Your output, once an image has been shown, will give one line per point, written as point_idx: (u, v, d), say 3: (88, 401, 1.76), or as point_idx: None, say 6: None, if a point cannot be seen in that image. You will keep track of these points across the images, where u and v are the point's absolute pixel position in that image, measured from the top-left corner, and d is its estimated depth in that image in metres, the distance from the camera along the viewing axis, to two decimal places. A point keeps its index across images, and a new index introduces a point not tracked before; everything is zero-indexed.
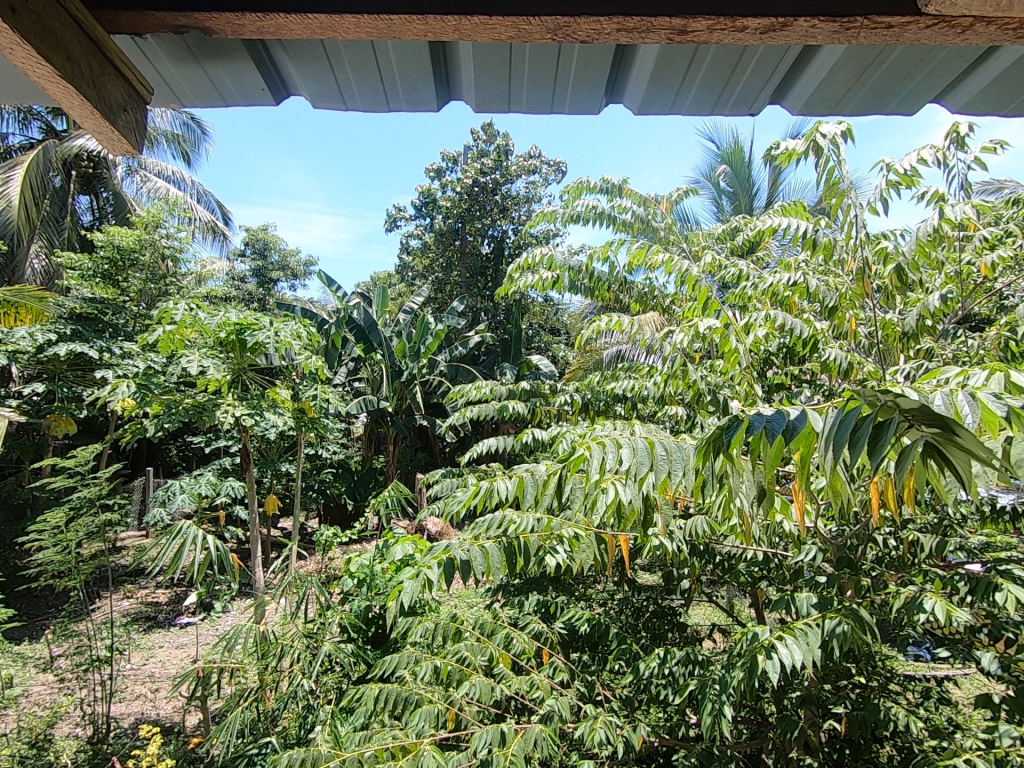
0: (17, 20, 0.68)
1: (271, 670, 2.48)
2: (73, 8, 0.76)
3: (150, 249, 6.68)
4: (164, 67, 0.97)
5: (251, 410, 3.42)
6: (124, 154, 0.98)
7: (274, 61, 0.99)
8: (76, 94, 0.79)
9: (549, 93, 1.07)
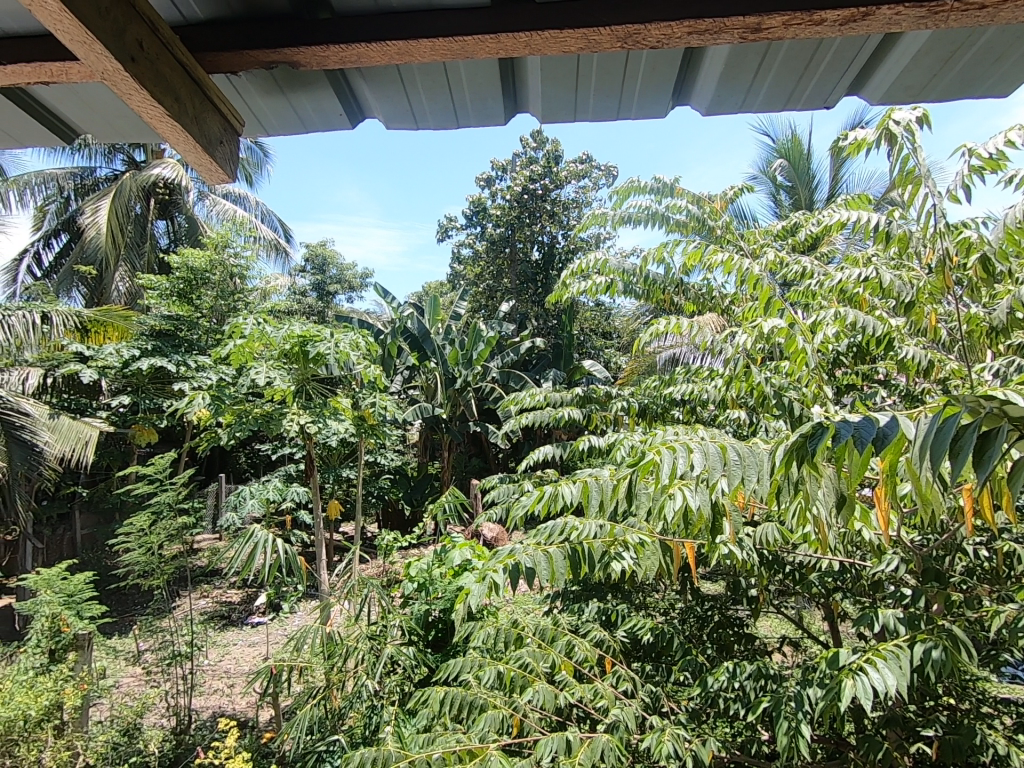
0: (135, 67, 0.74)
1: (338, 670, 2.56)
2: (182, 54, 0.83)
3: (219, 269, 7.10)
4: (253, 98, 1.04)
5: (314, 419, 3.57)
6: (221, 186, 1.06)
7: (352, 87, 1.05)
8: (182, 133, 0.86)
9: (616, 99, 1.07)
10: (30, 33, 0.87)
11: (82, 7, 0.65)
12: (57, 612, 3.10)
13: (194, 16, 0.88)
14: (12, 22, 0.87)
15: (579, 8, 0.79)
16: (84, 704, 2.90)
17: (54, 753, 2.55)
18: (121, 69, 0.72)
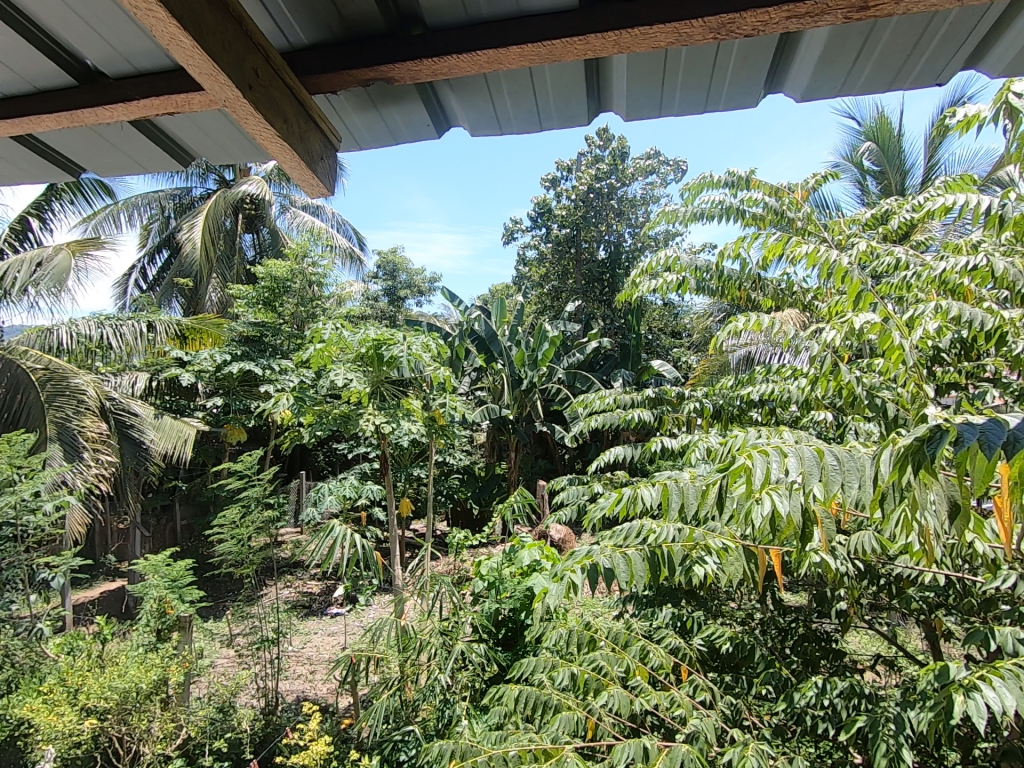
0: (251, 94, 0.80)
1: (412, 663, 2.64)
2: (289, 78, 0.89)
3: (300, 278, 7.53)
4: (348, 115, 1.11)
5: (388, 419, 3.70)
6: (320, 199, 1.12)
7: (440, 98, 1.09)
8: (290, 151, 0.92)
9: (703, 94, 1.05)
10: (159, 68, 0.95)
11: (211, 42, 0.71)
12: (163, 594, 3.40)
13: (299, 42, 0.95)
14: (143, 60, 0.95)
15: (671, 3, 0.79)
16: (186, 680, 3.16)
17: (162, 724, 2.81)
18: (241, 98, 0.78)
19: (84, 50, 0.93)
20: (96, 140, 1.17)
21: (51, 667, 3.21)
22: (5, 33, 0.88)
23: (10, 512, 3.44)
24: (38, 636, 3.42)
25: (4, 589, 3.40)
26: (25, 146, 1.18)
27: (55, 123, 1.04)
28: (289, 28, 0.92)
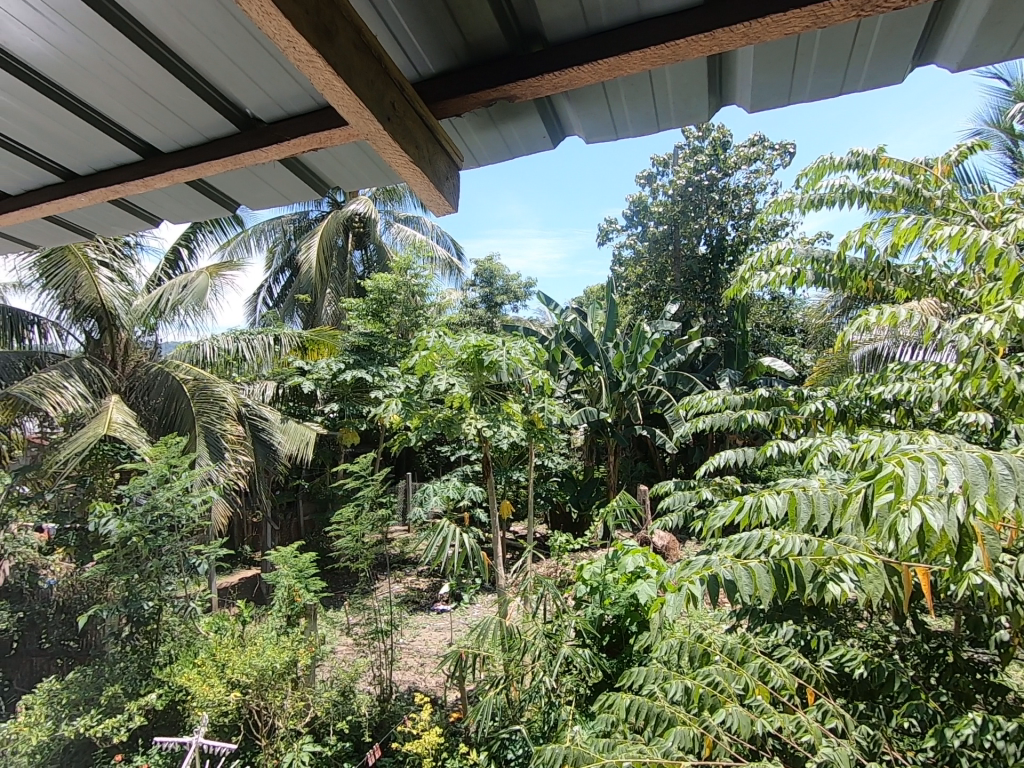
0: (389, 124, 0.86)
1: (517, 663, 2.68)
2: (420, 105, 0.95)
3: (404, 289, 7.95)
4: (469, 135, 1.16)
5: (489, 422, 3.79)
6: (445, 217, 1.19)
7: (556, 111, 1.11)
8: (421, 175, 0.97)
9: (840, 75, 0.98)
10: (305, 109, 1.05)
11: (357, 81, 0.77)
12: (291, 584, 3.73)
13: (427, 72, 1.01)
14: (293, 104, 1.04)
15: None
16: (313, 663, 3.44)
17: (293, 703, 3.10)
18: (381, 129, 0.84)
19: (244, 102, 1.04)
20: (250, 179, 1.31)
21: (202, 643, 3.64)
22: (184, 93, 1.01)
23: (168, 505, 3.95)
24: (191, 614, 3.95)
25: (164, 572, 3.91)
26: (195, 190, 1.35)
27: (220, 168, 1.18)
28: (417, 60, 0.98)
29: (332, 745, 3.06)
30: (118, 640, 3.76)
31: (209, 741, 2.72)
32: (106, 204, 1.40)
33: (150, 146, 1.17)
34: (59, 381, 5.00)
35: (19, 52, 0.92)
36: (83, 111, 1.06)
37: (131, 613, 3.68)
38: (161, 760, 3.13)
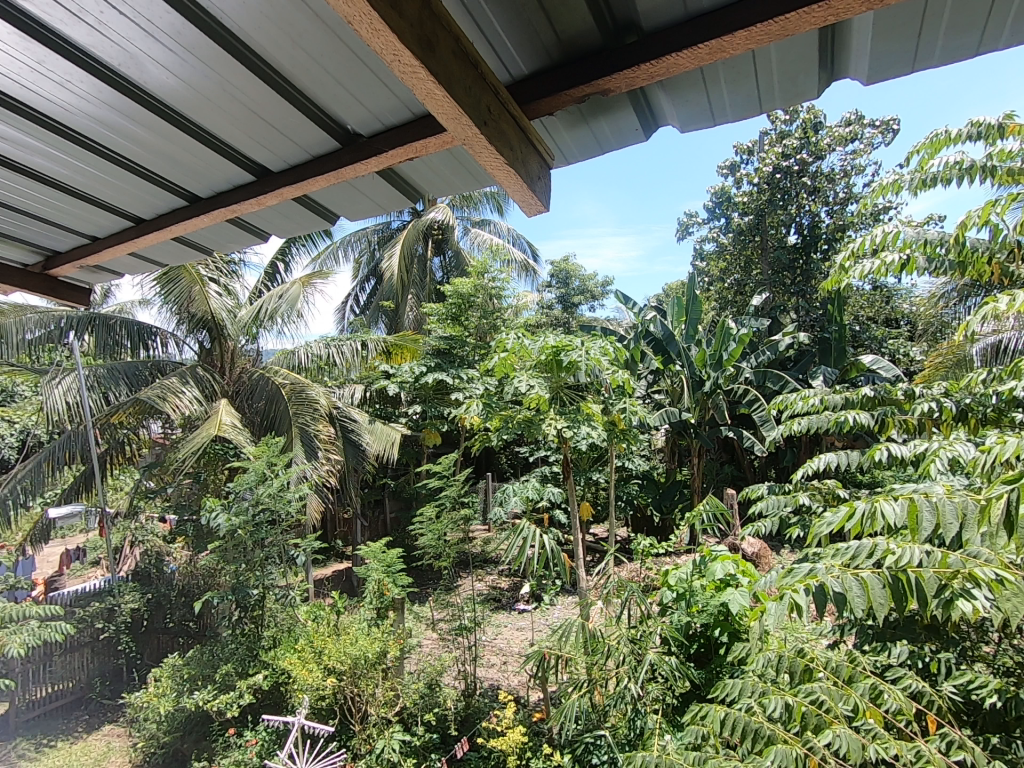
0: (485, 128, 0.87)
1: (601, 667, 2.63)
2: (513, 106, 0.96)
3: (482, 292, 8.09)
4: (559, 133, 1.16)
5: (569, 423, 3.75)
6: (535, 217, 1.19)
7: (650, 101, 1.09)
8: (515, 175, 0.99)
9: (975, 37, 0.89)
10: (403, 120, 1.09)
11: (456, 89, 0.79)
12: (381, 578, 3.90)
13: (520, 73, 1.02)
14: (391, 116, 1.09)
15: None
16: (401, 655, 3.57)
17: (383, 692, 3.24)
18: (478, 134, 0.86)
19: (347, 118, 1.10)
20: (350, 192, 1.39)
21: (301, 630, 3.89)
22: (294, 116, 1.09)
23: (269, 501, 4.26)
24: (291, 602, 4.24)
25: (267, 563, 4.22)
26: (301, 206, 1.45)
27: (325, 183, 1.25)
28: (510, 63, 1.00)
29: (420, 736, 3.16)
30: (229, 623, 4.10)
31: (310, 723, 2.90)
32: (225, 223, 1.53)
33: (263, 167, 1.27)
34: (178, 386, 5.54)
35: (156, 90, 1.02)
36: (208, 139, 1.17)
37: (240, 599, 4.04)
38: (268, 736, 3.38)
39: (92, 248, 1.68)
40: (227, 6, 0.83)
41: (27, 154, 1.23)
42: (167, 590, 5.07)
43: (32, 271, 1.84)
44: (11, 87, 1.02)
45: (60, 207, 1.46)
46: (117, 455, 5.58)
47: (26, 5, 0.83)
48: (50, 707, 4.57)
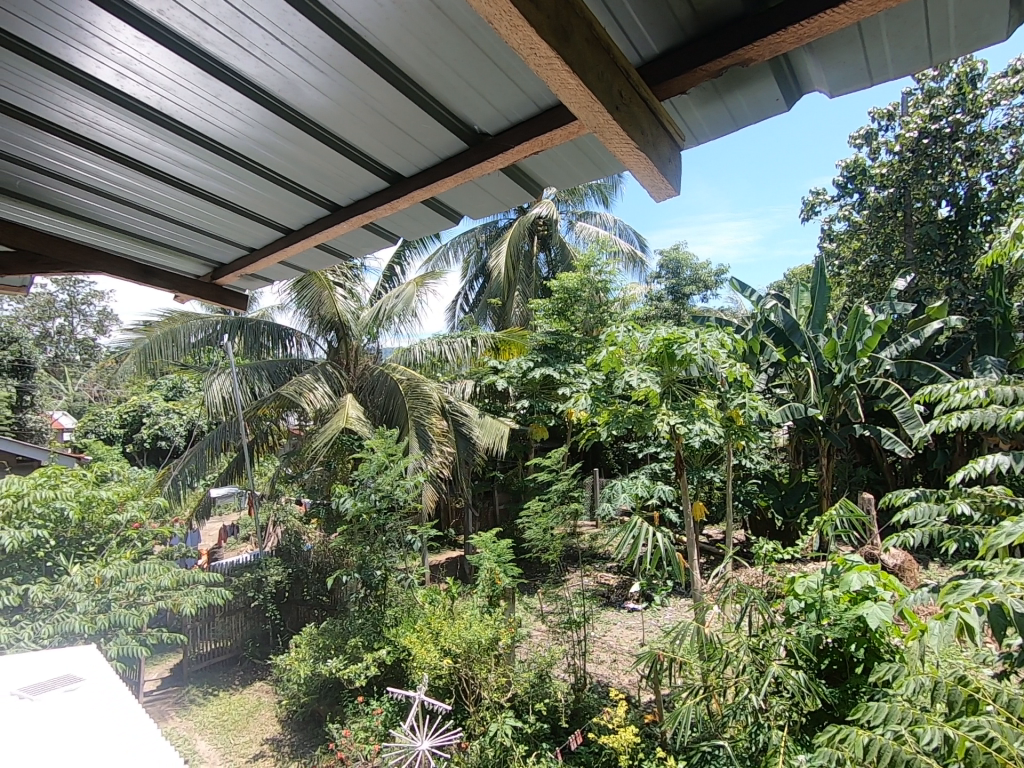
0: (616, 114, 0.85)
1: (719, 674, 2.51)
2: (645, 89, 0.93)
3: (588, 286, 8.01)
4: (691, 110, 1.11)
5: (683, 419, 3.53)
6: (664, 202, 1.15)
7: (795, 69, 1.01)
8: (646, 160, 0.96)
9: None
10: (529, 115, 1.10)
11: (589, 76, 0.78)
12: (492, 567, 4.02)
13: (650, 53, 0.99)
14: (516, 113, 1.10)
15: None
16: (513, 644, 3.64)
17: (496, 678, 3.35)
18: (609, 120, 0.84)
19: (474, 118, 1.13)
20: (475, 191, 1.43)
21: (419, 611, 4.12)
22: (425, 122, 1.14)
23: (388, 488, 4.56)
24: (410, 584, 4.50)
25: (388, 546, 4.57)
26: (429, 207, 1.52)
27: (453, 183, 1.30)
28: (642, 43, 0.97)
29: (532, 724, 3.20)
30: (357, 600, 4.48)
31: (429, 700, 3.10)
32: (360, 228, 1.65)
33: (396, 173, 1.35)
34: (312, 382, 6.12)
35: (308, 109, 1.13)
36: (349, 150, 1.26)
37: (365, 578, 4.43)
38: (391, 707, 3.65)
39: (250, 258, 1.89)
40: (371, 22, 0.89)
41: (203, 177, 1.42)
42: (305, 566, 5.63)
43: (202, 281, 2.11)
44: (192, 119, 1.18)
45: (224, 222, 1.67)
46: (263, 443, 6.25)
47: (208, 45, 0.95)
48: (213, 661, 5.27)
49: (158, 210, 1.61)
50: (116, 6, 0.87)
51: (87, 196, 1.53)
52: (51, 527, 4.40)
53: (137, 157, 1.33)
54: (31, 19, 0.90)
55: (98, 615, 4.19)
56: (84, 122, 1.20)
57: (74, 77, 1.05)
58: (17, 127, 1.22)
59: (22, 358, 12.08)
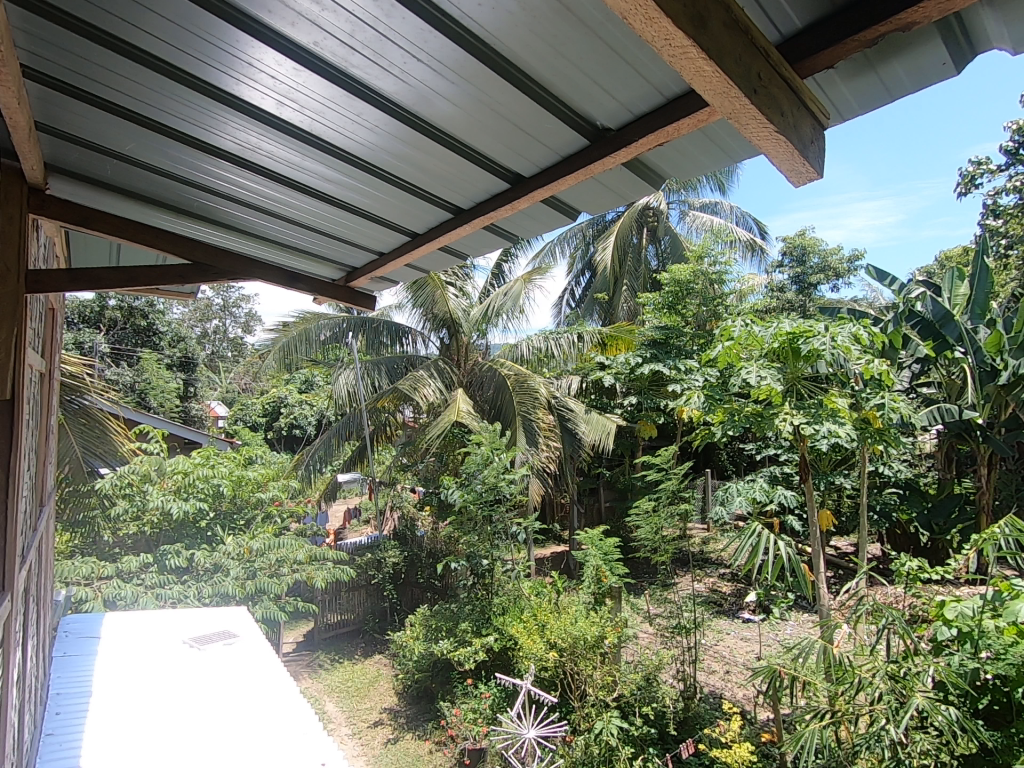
0: (755, 97, 0.81)
1: (849, 700, 2.28)
2: (786, 68, 0.87)
3: (702, 278, 7.63)
4: (836, 86, 1.01)
5: (810, 420, 3.22)
6: (804, 188, 1.07)
7: (967, 24, 0.88)
8: (786, 144, 0.89)
9: None
10: (654, 106, 1.07)
11: (727, 60, 0.74)
12: (599, 564, 4.00)
13: (793, 29, 0.91)
14: (641, 105, 1.08)
15: None
16: (620, 643, 3.59)
17: (601, 675, 3.35)
18: (747, 105, 0.80)
19: (597, 114, 1.12)
20: (594, 187, 1.42)
21: (526, 602, 4.21)
22: (547, 123, 1.15)
23: (494, 481, 4.69)
24: (516, 576, 4.60)
25: (495, 537, 4.73)
26: (547, 206, 1.54)
27: (573, 181, 1.30)
28: (783, 18, 0.89)
29: (638, 727, 3.14)
30: (466, 587, 4.65)
31: (535, 689, 3.20)
32: (479, 229, 1.70)
33: (517, 174, 1.38)
34: (425, 378, 6.46)
35: (437, 119, 1.19)
36: (473, 156, 1.31)
37: (473, 566, 4.62)
38: (498, 693, 3.78)
39: (380, 262, 2.04)
40: (500, 30, 0.92)
41: (341, 190, 1.55)
42: (420, 550, 5.98)
43: (338, 284, 2.30)
44: (336, 137, 1.29)
45: (360, 229, 1.81)
46: (382, 434, 6.69)
47: (353, 69, 1.04)
48: (340, 631, 5.78)
49: (303, 222, 1.79)
50: (279, 42, 0.98)
51: (247, 211, 1.74)
52: (209, 501, 5.11)
53: (289, 175, 1.49)
54: (209, 59, 1.04)
55: (247, 580, 4.81)
56: (249, 148, 1.36)
57: (239, 106, 1.19)
58: (193, 153, 1.41)
59: (188, 354, 13.95)
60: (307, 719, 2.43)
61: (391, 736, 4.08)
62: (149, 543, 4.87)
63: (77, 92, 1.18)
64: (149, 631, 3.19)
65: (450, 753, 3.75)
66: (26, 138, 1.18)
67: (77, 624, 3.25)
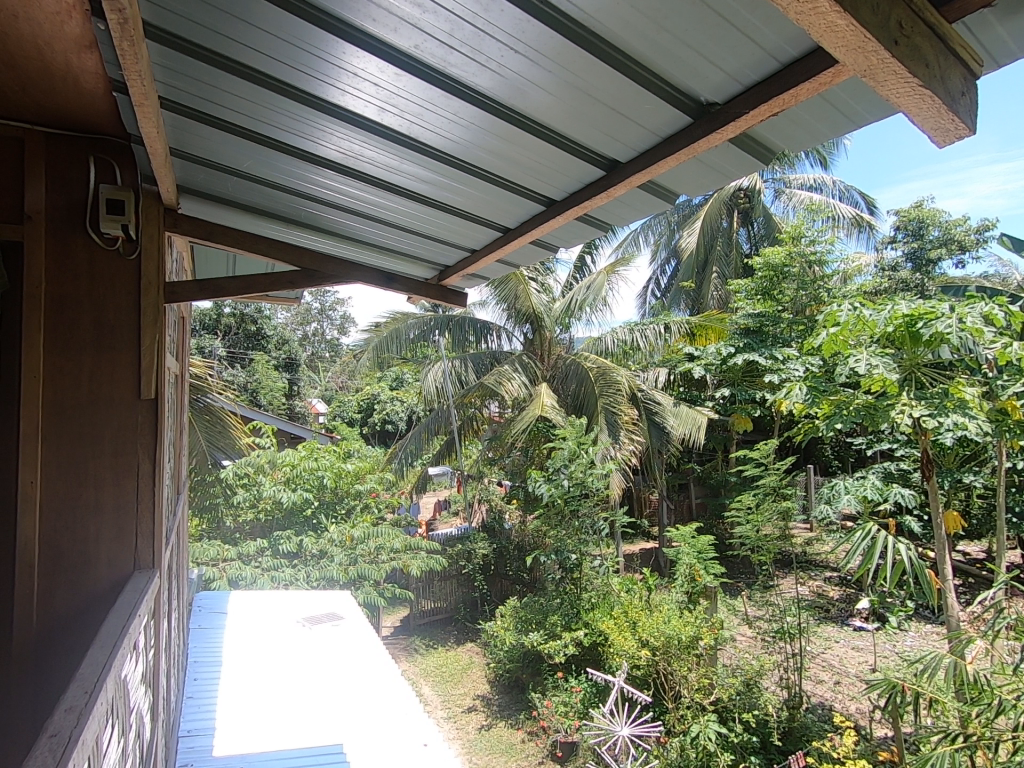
0: (896, 49, 0.72)
1: (987, 722, 2.01)
2: (929, 13, 0.77)
3: (800, 260, 7.10)
4: (994, 28, 0.86)
5: (933, 412, 2.88)
6: (951, 148, 0.94)
7: None
8: (932, 98, 0.80)
9: None
10: (767, 74, 0.99)
11: (862, 12, 0.67)
12: (693, 563, 3.85)
13: None
14: (752, 73, 1.00)
15: None
16: (716, 645, 3.43)
17: (696, 676, 3.26)
18: (887, 58, 0.72)
19: (702, 89, 1.06)
20: (694, 167, 1.34)
21: (616, 598, 4.16)
22: (648, 103, 1.11)
23: (581, 475, 4.68)
24: (606, 572, 4.53)
25: (583, 532, 4.69)
26: (644, 190, 1.48)
27: (674, 161, 1.24)
28: None
29: (738, 733, 3.00)
30: (554, 581, 4.66)
31: (629, 688, 3.11)
32: (572, 220, 1.67)
33: (613, 160, 1.34)
34: (510, 372, 6.53)
35: (534, 110, 1.18)
36: (569, 145, 1.29)
37: (562, 561, 4.63)
38: (589, 688, 3.77)
39: (472, 259, 2.07)
40: (601, 10, 0.90)
41: (435, 189, 1.59)
42: (507, 543, 6.09)
43: (431, 283, 2.36)
44: (432, 137, 1.32)
45: (452, 227, 1.85)
46: (469, 429, 6.84)
47: (452, 68, 1.06)
48: (433, 618, 5.98)
49: (399, 223, 1.86)
50: (381, 49, 1.02)
51: (347, 217, 1.83)
52: (314, 491, 5.52)
53: (386, 179, 1.55)
54: (316, 71, 1.11)
55: (349, 566, 5.13)
56: (351, 155, 1.43)
57: (342, 115, 1.25)
58: (300, 163, 1.50)
59: (292, 355, 15.03)
60: (406, 700, 2.53)
61: (485, 722, 4.19)
62: (264, 529, 5.36)
63: (202, 116, 1.30)
64: (267, 611, 3.47)
65: (543, 744, 3.78)
66: (163, 162, 1.32)
67: (208, 600, 3.63)
